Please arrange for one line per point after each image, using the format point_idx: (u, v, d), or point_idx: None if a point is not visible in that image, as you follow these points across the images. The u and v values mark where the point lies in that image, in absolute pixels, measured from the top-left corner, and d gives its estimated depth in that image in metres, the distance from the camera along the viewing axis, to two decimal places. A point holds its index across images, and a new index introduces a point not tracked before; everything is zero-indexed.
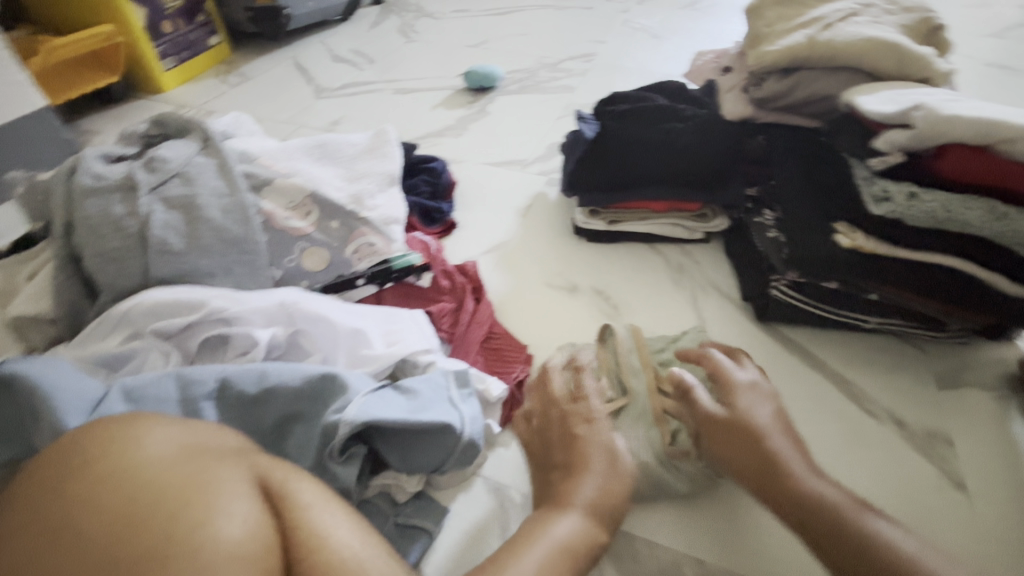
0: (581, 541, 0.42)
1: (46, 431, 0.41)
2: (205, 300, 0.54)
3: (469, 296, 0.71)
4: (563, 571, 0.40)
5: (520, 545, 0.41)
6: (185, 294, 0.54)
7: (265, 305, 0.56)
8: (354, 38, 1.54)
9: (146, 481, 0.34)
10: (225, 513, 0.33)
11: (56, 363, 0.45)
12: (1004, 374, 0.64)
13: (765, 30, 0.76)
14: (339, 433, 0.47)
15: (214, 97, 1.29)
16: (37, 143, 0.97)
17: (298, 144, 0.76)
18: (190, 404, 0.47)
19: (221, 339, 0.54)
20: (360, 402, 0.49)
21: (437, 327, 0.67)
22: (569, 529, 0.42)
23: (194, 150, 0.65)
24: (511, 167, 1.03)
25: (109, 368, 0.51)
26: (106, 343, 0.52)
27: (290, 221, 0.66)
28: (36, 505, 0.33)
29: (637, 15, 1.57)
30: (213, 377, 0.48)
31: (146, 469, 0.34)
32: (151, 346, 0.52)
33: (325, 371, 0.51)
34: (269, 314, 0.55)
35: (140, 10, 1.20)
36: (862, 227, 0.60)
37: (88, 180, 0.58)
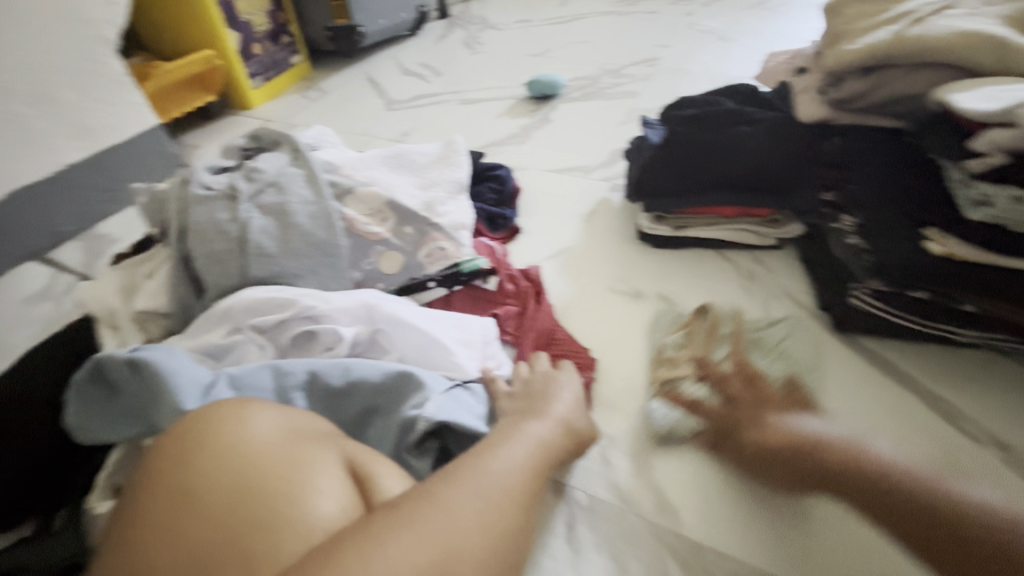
0: (555, 442, 0.48)
1: (168, 411, 0.47)
2: (296, 298, 0.58)
3: (533, 301, 0.72)
4: (540, 462, 0.45)
5: (502, 441, 0.45)
6: (278, 293, 0.59)
7: (349, 305, 0.60)
8: (421, 52, 1.61)
9: (255, 455, 0.38)
10: (321, 490, 0.37)
11: (173, 351, 0.51)
12: None
13: (846, 29, 0.73)
14: (417, 428, 0.51)
15: (295, 112, 1.39)
16: (148, 156, 1.09)
17: (375, 155, 0.81)
18: (284, 394, 0.51)
19: (308, 335, 0.58)
20: (437, 401, 0.52)
21: (503, 329, 0.70)
22: (543, 432, 0.48)
23: (286, 162, 0.71)
24: (573, 173, 1.04)
25: (214, 359, 0.56)
26: (210, 335, 0.58)
27: (369, 227, 0.70)
28: (163, 474, 0.37)
29: (703, 17, 1.54)
30: (303, 370, 0.52)
31: (255, 446, 0.38)
32: (249, 339, 0.57)
33: (403, 368, 0.54)
34: (352, 313, 0.60)
35: (234, 35, 1.32)
36: (958, 235, 0.56)
37: (197, 190, 0.65)
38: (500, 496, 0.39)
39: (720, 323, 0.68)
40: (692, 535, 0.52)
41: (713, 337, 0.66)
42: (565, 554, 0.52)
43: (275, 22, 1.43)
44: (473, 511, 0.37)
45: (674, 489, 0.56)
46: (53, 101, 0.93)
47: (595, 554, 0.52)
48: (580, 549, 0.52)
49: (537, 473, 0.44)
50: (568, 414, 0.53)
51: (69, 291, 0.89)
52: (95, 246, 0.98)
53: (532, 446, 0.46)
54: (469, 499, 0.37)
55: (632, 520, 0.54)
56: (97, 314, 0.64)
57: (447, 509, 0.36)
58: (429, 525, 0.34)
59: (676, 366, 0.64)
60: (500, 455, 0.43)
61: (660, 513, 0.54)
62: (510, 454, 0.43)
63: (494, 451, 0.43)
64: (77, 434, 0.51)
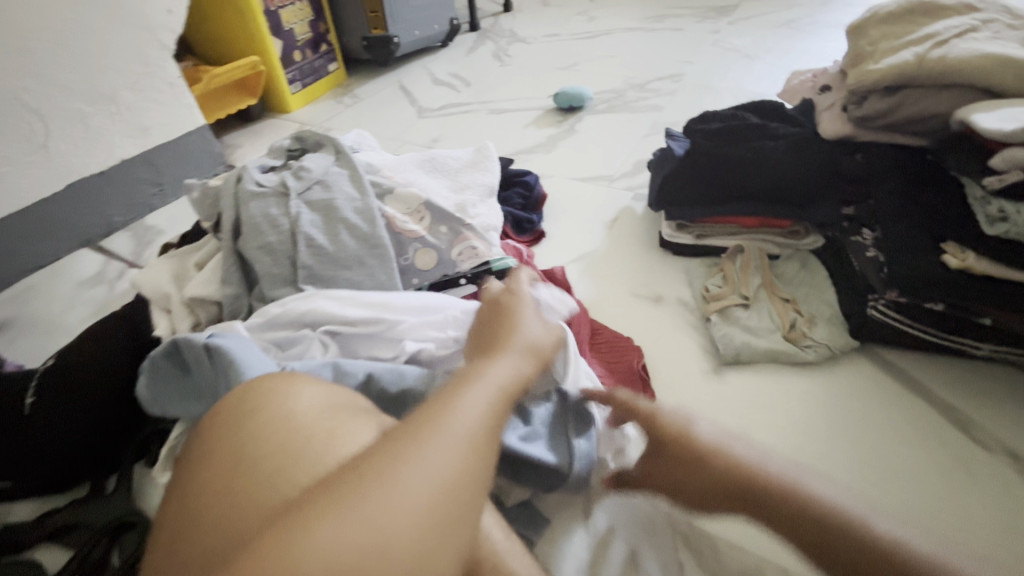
0: (516, 388, 0.45)
1: None
2: (369, 304, 0.61)
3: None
4: (499, 407, 0.42)
5: (462, 386, 0.42)
6: (353, 299, 0.62)
7: (416, 312, 0.62)
8: (452, 63, 1.67)
9: (298, 427, 0.41)
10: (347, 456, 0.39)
11: (246, 342, 0.54)
12: None
13: (869, 49, 0.76)
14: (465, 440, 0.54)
15: (331, 116, 1.45)
16: (195, 155, 1.15)
17: (412, 159, 0.85)
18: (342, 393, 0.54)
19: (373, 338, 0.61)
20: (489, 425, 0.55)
21: None
22: (506, 373, 0.45)
23: (330, 162, 0.75)
24: (598, 182, 1.07)
25: (278, 348, 0.59)
26: (278, 330, 0.61)
27: (407, 224, 0.74)
28: (218, 443, 0.41)
29: (728, 36, 1.57)
30: (366, 373, 0.55)
31: (301, 418, 0.42)
32: (314, 337, 0.60)
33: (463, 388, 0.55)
34: (419, 321, 0.62)
35: (277, 43, 1.39)
36: (974, 248, 0.58)
37: (250, 186, 0.70)
38: (459, 459, 0.36)
39: (752, 262, 0.78)
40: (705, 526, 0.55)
41: (747, 273, 0.76)
42: (584, 540, 0.55)
43: (316, 32, 1.50)
44: (426, 482, 0.34)
45: None
46: (113, 101, 1.00)
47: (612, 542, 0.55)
48: (599, 537, 0.55)
49: (496, 421, 0.41)
50: (534, 338, 0.51)
51: (119, 277, 0.94)
52: (142, 236, 1.04)
53: (499, 393, 0.43)
54: (395, 501, 0.33)
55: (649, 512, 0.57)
56: (152, 297, 0.69)
57: (399, 478, 0.34)
58: (373, 496, 0.33)
59: (722, 299, 0.74)
60: (459, 406, 0.40)
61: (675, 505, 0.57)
62: (473, 403, 0.40)
63: (456, 400, 0.40)
64: (151, 404, 0.56)
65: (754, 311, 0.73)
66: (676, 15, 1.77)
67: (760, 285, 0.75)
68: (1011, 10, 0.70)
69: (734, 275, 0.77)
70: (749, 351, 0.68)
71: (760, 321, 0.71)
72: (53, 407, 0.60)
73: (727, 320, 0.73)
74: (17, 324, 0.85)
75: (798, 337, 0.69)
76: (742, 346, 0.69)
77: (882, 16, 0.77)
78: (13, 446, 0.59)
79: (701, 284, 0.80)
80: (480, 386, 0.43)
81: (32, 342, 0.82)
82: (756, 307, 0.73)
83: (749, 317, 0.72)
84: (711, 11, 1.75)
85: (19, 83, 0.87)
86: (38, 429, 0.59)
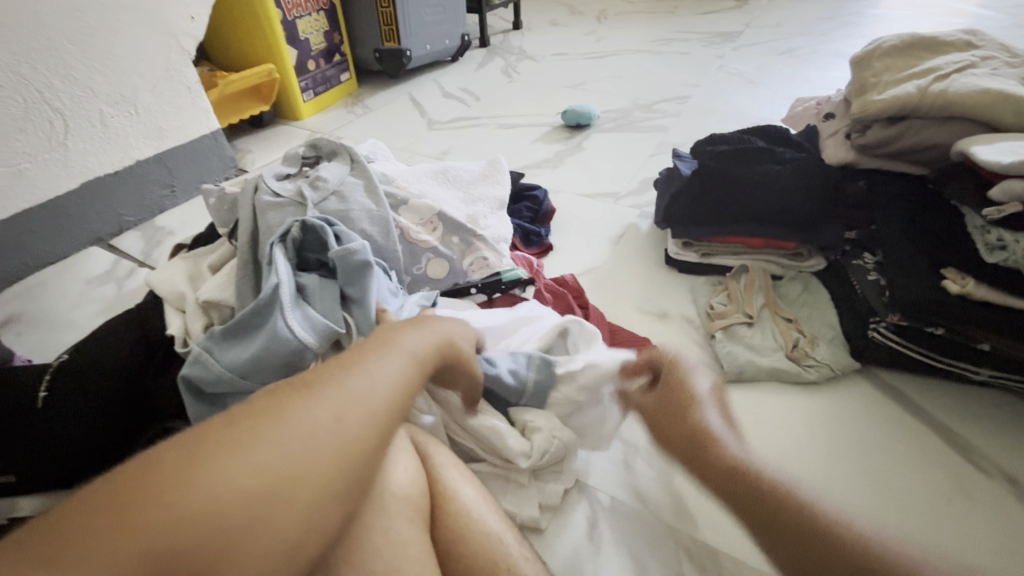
0: (428, 352, 0.44)
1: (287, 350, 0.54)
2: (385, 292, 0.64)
3: (576, 306, 0.78)
4: (409, 372, 0.41)
5: (371, 351, 0.41)
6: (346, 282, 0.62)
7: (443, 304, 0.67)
8: (462, 77, 1.70)
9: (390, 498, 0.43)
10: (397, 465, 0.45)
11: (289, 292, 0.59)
12: None
13: (873, 80, 0.78)
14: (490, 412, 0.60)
15: (342, 124, 1.48)
16: (208, 159, 1.17)
17: (425, 170, 0.87)
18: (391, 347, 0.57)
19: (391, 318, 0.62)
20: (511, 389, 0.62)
21: None
22: (417, 340, 0.44)
23: (346, 172, 0.77)
24: (604, 199, 1.09)
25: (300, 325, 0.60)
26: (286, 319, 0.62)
27: (420, 235, 0.75)
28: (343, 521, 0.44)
29: (732, 61, 1.62)
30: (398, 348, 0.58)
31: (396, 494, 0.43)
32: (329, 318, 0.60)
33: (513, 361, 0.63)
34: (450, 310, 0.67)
35: (292, 52, 1.42)
36: (973, 275, 0.60)
37: (266, 197, 0.71)
38: (366, 420, 0.37)
39: (757, 281, 0.79)
40: (709, 541, 0.56)
41: (751, 293, 0.78)
42: (589, 549, 0.56)
43: (330, 42, 1.53)
44: (315, 428, 0.35)
45: (695, 500, 0.60)
46: (132, 102, 1.01)
47: (617, 551, 0.56)
48: (601, 546, 0.57)
49: (410, 385, 0.41)
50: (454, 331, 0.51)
51: (128, 276, 0.95)
52: (151, 236, 1.05)
53: (411, 358, 0.42)
54: (277, 456, 0.34)
55: (653, 523, 0.58)
56: (166, 296, 0.70)
57: (281, 433, 0.34)
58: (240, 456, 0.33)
59: (727, 318, 0.76)
60: (372, 368, 0.39)
61: (678, 518, 0.58)
62: (385, 366, 0.40)
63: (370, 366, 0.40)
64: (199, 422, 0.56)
65: (758, 329, 0.74)
66: (682, 39, 1.81)
67: (765, 306, 0.77)
68: (1010, 49, 0.73)
69: (739, 295, 0.78)
70: (753, 368, 0.70)
71: (767, 343, 0.72)
72: (67, 402, 0.61)
73: (732, 338, 0.74)
74: (25, 318, 0.86)
75: (800, 356, 0.70)
76: (747, 364, 0.70)
77: (886, 48, 0.80)
78: (25, 437, 0.59)
79: (705, 301, 0.81)
80: (375, 347, 0.42)
81: (42, 338, 0.82)
82: (760, 329, 0.74)
83: (753, 336, 0.73)
84: (715, 36, 1.79)
85: (42, 82, 0.88)
86: (54, 421, 0.60)
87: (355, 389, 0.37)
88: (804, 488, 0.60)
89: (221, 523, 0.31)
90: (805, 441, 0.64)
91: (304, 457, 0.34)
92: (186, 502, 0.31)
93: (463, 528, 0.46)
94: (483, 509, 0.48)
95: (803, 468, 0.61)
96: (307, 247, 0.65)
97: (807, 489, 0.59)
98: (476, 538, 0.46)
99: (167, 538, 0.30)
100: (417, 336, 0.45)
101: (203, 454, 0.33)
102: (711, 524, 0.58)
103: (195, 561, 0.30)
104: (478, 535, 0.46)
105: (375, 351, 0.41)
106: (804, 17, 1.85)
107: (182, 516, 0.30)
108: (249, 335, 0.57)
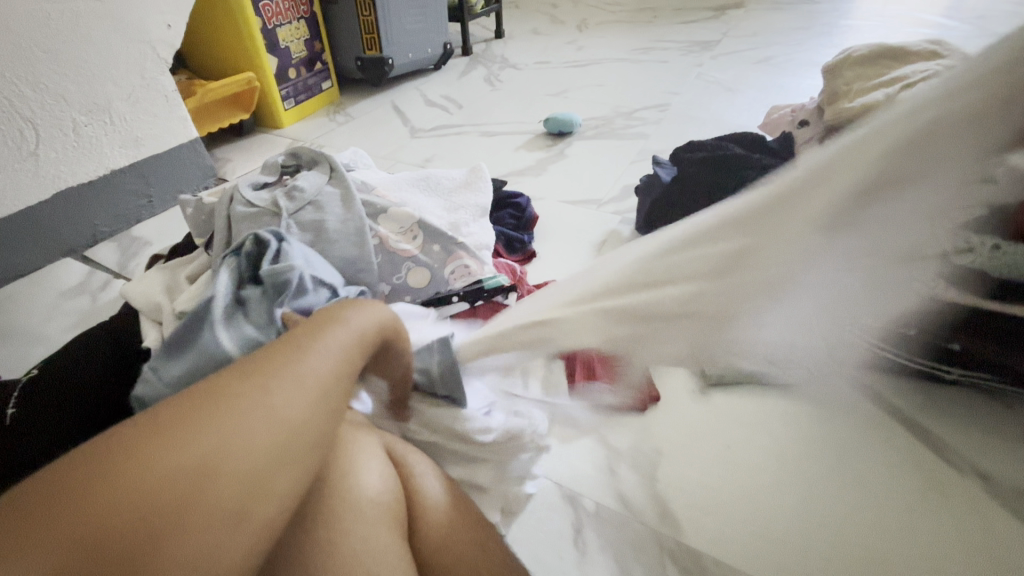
0: (372, 330, 0.45)
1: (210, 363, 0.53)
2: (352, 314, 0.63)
3: None
4: (354, 350, 0.42)
5: (312, 331, 0.41)
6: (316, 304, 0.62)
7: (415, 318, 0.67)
8: (445, 85, 1.70)
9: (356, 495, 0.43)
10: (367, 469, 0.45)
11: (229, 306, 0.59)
12: None
13: (844, 89, 0.80)
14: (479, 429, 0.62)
15: (324, 133, 1.47)
16: (186, 167, 1.15)
17: (406, 178, 0.87)
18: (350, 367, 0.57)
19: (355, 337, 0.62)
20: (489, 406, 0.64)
21: None
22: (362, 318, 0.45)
23: (324, 181, 0.76)
24: (587, 205, 1.10)
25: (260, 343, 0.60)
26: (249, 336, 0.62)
27: (400, 244, 0.75)
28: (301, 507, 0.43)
29: (711, 69, 1.65)
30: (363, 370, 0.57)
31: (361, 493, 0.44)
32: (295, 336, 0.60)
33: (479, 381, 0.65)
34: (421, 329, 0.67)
35: (272, 60, 1.41)
36: None
37: (242, 207, 0.71)
38: (310, 398, 0.37)
39: None
40: (692, 544, 0.57)
41: None
42: (573, 556, 0.56)
43: (311, 51, 1.52)
44: (261, 411, 0.35)
45: (677, 503, 0.60)
46: (106, 111, 0.99)
47: (601, 557, 0.56)
48: (586, 552, 0.57)
49: (352, 362, 0.42)
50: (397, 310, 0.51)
51: (103, 288, 0.93)
52: (128, 247, 1.03)
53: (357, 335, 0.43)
54: (223, 441, 0.33)
55: (636, 528, 0.58)
56: (142, 308, 0.68)
57: (225, 416, 0.34)
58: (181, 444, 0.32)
59: None
60: (315, 348, 0.40)
61: (662, 522, 0.59)
62: (328, 344, 0.41)
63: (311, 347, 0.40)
64: None
65: None
66: (662, 48, 1.84)
67: None
68: None
69: None
70: (733, 371, 0.71)
71: None
72: (36, 417, 0.59)
73: None
74: None
75: None
76: (727, 367, 0.71)
77: (856, 58, 0.82)
78: None
79: None
80: (318, 330, 0.41)
81: (13, 352, 0.80)
82: None
83: None
84: (694, 45, 1.83)
85: (12, 91, 0.86)
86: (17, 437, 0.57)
87: (294, 374, 0.37)
88: (783, 489, 0.60)
89: (163, 511, 0.31)
90: (784, 444, 0.64)
91: (251, 439, 0.34)
92: (130, 486, 0.30)
93: (442, 535, 0.46)
94: (463, 516, 0.48)
95: (783, 470, 0.62)
96: (261, 262, 0.64)
97: (787, 490, 0.60)
98: (459, 546, 0.46)
99: (106, 523, 0.29)
100: (359, 316, 0.45)
101: (146, 441, 0.32)
102: (694, 527, 0.58)
103: (135, 542, 0.30)
104: (454, 541, 0.46)
105: (316, 333, 0.41)
106: (779, 27, 1.89)
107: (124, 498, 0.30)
108: (184, 351, 0.56)
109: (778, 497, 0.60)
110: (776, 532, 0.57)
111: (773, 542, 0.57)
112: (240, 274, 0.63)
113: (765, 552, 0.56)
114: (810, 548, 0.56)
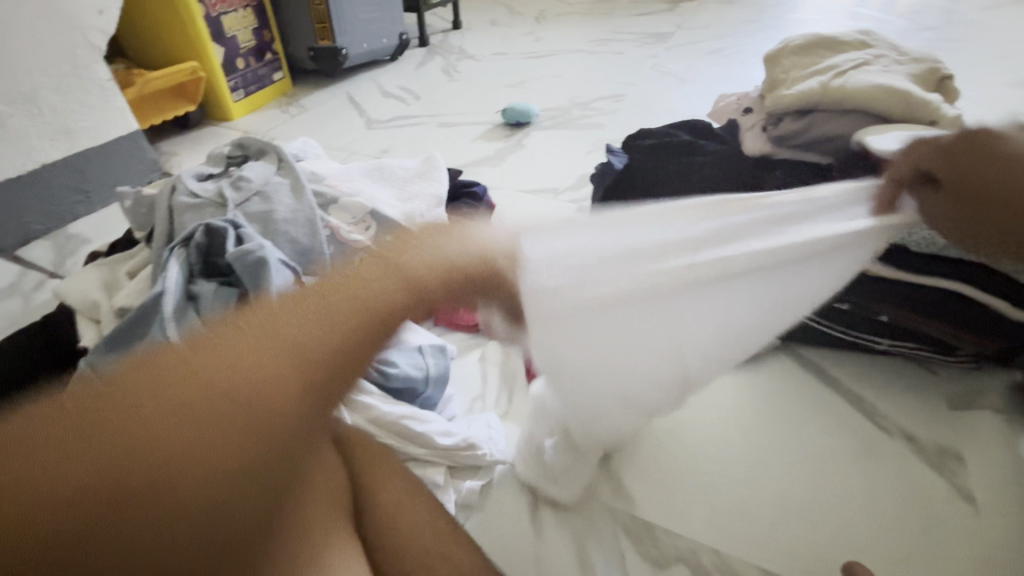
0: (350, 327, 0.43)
1: None
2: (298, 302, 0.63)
3: None
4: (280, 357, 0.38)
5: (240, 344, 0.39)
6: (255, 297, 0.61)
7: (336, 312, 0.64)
8: (401, 76, 1.68)
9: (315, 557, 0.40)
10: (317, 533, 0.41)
11: (186, 302, 0.57)
12: (1009, 387, 0.65)
13: (782, 77, 0.84)
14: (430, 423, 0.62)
15: (275, 125, 1.42)
16: (129, 162, 1.10)
17: (358, 168, 0.86)
18: None
19: None
20: (422, 398, 0.65)
21: None
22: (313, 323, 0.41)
23: (272, 171, 0.75)
24: (543, 195, 1.09)
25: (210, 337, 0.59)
26: None
27: (352, 234, 0.74)
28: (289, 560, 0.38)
29: (665, 61, 1.68)
30: None
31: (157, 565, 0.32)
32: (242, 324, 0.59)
33: (415, 370, 0.64)
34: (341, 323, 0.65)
35: (218, 49, 1.36)
36: (870, 252, 0.61)
37: (184, 198, 0.69)
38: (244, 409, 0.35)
39: None
40: (646, 518, 0.59)
41: None
42: (529, 537, 0.58)
43: (260, 40, 1.47)
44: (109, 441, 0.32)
45: (632, 479, 0.62)
46: (33, 101, 0.94)
47: (558, 536, 0.58)
48: (542, 530, 0.58)
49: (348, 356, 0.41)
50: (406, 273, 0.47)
51: (36, 289, 0.88)
52: (64, 246, 0.97)
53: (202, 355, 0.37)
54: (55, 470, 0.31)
55: (591, 505, 0.60)
56: (77, 306, 0.65)
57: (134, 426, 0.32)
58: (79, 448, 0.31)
59: None
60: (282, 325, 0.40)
61: (616, 497, 0.60)
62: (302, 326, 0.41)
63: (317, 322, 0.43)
64: None
65: None
66: (618, 39, 1.86)
67: None
68: (898, 48, 0.80)
69: None
70: None
71: None
72: None
73: None
74: None
75: None
76: None
77: (793, 48, 0.86)
78: None
79: None
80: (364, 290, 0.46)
81: None
82: None
83: None
84: (650, 37, 1.85)
85: None
86: None
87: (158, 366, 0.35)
88: (732, 464, 0.62)
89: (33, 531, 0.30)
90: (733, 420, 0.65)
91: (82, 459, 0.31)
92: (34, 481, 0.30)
93: (394, 520, 0.48)
94: (414, 500, 0.50)
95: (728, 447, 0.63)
96: (213, 252, 0.62)
97: (734, 464, 0.62)
98: (407, 526, 0.48)
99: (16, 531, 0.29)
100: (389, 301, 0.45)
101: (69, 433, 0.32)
102: (648, 501, 0.60)
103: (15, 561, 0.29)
104: (409, 525, 0.48)
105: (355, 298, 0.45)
106: (730, 21, 1.94)
107: (111, 460, 0.31)
108: (132, 347, 0.55)
109: (725, 473, 0.61)
110: (717, 503, 0.59)
111: (718, 518, 0.58)
112: (191, 266, 0.61)
113: (711, 525, 0.58)
114: (756, 517, 0.58)
